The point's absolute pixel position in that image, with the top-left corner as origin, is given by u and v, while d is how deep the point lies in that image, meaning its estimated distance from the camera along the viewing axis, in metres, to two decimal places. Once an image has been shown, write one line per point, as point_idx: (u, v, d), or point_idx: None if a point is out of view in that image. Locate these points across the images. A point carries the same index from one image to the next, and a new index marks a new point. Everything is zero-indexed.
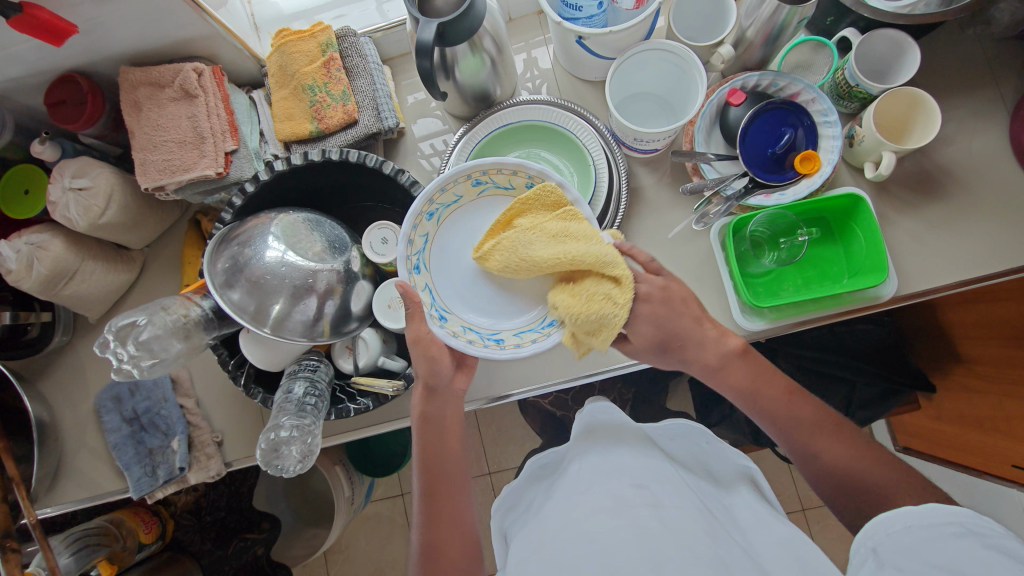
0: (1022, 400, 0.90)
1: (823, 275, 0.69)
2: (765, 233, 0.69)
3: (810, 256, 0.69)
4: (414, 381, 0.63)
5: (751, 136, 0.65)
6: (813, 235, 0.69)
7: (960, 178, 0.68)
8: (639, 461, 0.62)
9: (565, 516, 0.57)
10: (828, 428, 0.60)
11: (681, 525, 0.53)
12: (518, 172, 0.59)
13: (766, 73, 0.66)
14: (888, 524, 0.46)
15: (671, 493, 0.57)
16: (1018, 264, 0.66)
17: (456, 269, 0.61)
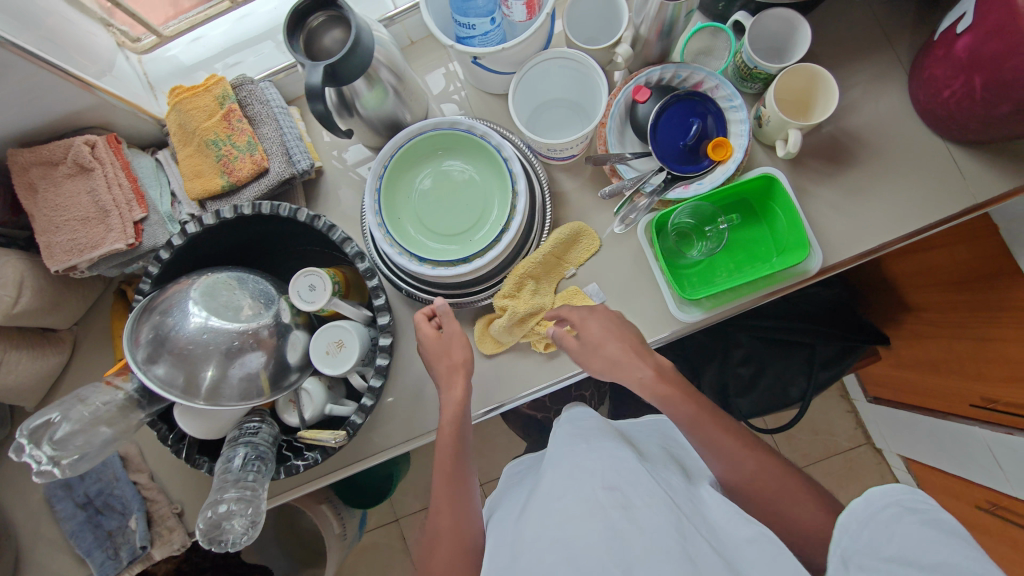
0: (971, 341, 0.93)
1: (750, 259, 0.69)
2: (689, 224, 0.71)
3: (734, 242, 0.70)
4: (386, 330, 0.63)
5: (661, 130, 0.66)
6: (734, 221, 0.70)
7: (871, 140, 0.69)
8: (609, 458, 0.59)
9: (540, 519, 0.54)
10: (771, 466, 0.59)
11: (653, 524, 0.51)
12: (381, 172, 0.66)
13: (667, 66, 0.66)
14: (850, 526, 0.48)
15: (642, 491, 0.54)
16: (934, 219, 0.68)
17: (446, 248, 0.67)
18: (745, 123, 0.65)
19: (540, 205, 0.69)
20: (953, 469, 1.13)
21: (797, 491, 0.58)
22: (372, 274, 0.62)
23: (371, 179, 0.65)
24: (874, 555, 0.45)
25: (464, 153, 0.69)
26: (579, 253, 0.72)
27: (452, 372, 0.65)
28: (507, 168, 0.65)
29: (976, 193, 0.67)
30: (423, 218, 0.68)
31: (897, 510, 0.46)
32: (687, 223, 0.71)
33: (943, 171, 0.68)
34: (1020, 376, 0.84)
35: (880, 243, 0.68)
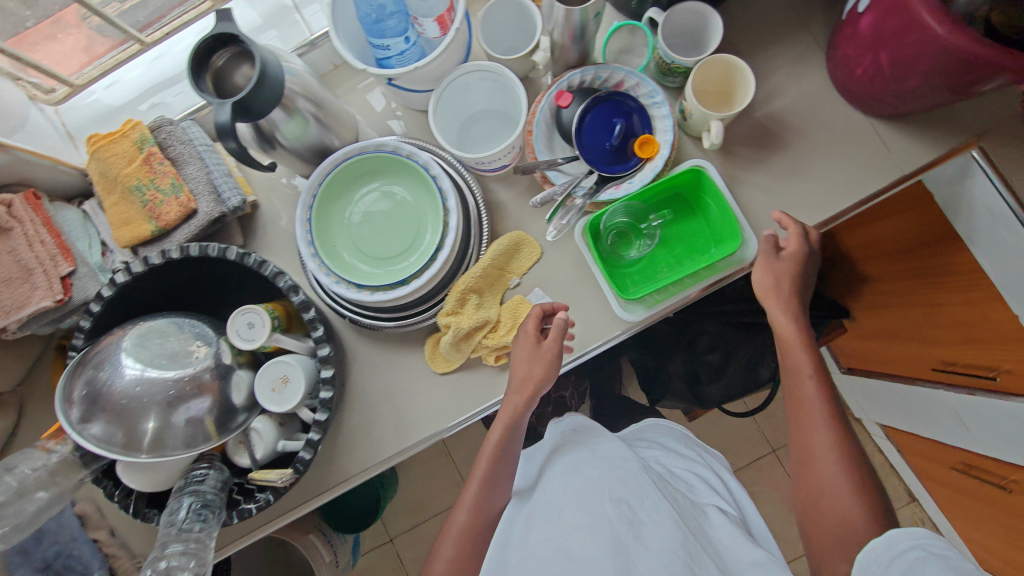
0: (924, 308, 0.94)
1: (688, 253, 0.69)
2: (626, 223, 0.71)
3: (671, 238, 0.70)
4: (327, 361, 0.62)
5: (586, 133, 0.66)
6: (666, 218, 0.70)
7: (797, 122, 0.70)
8: (616, 472, 0.63)
9: (546, 526, 0.59)
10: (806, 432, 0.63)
11: (656, 539, 0.56)
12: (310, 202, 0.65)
13: (587, 69, 0.66)
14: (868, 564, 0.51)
15: (649, 506, 0.58)
16: (864, 194, 0.68)
17: (385, 271, 0.67)
18: (667, 118, 0.65)
19: (474, 218, 0.69)
20: (927, 432, 1.14)
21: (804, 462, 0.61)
22: (307, 306, 0.62)
23: (300, 210, 0.64)
24: None
25: (394, 174, 0.68)
26: (521, 261, 0.71)
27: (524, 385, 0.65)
28: (435, 185, 0.65)
29: (903, 164, 0.68)
30: (358, 244, 0.67)
31: (921, 551, 0.49)
32: (624, 223, 0.70)
33: (869, 146, 0.69)
34: (976, 338, 0.86)
35: (813, 223, 0.69)
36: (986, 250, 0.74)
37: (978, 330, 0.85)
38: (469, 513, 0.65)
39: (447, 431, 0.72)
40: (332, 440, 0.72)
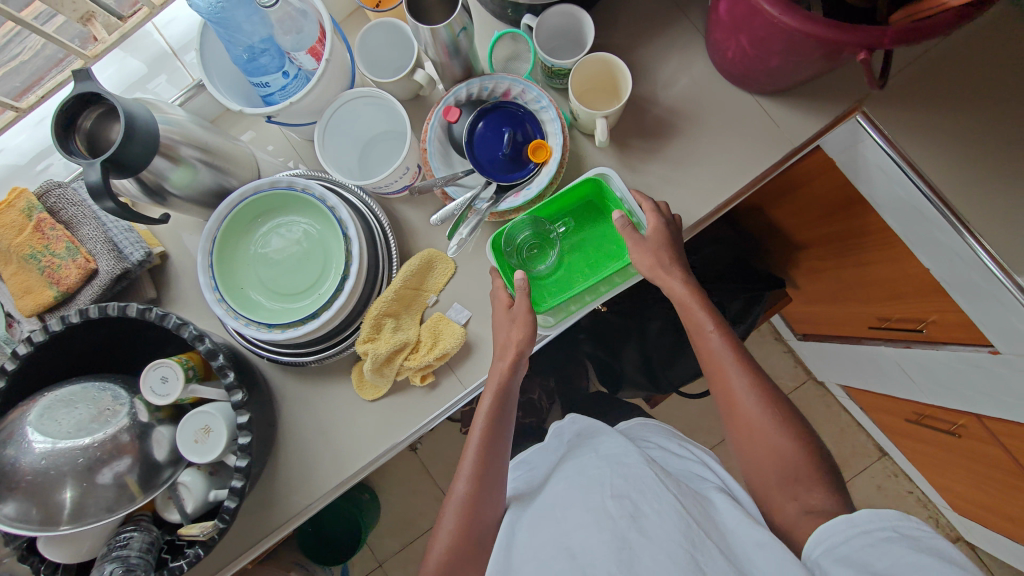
0: (852, 269, 0.96)
1: (600, 258, 0.71)
2: (534, 237, 0.71)
3: (579, 246, 0.72)
4: (241, 405, 0.62)
5: (479, 146, 0.66)
6: (570, 227, 0.72)
7: (686, 107, 0.71)
8: (616, 467, 0.61)
9: (549, 523, 0.59)
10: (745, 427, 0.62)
11: (659, 531, 0.53)
12: (210, 248, 0.64)
13: (471, 82, 0.66)
14: (836, 537, 0.51)
15: (651, 497, 0.56)
16: (760, 170, 0.70)
17: (296, 307, 0.66)
18: (556, 121, 0.66)
19: (381, 243, 0.69)
20: (880, 388, 1.17)
21: (771, 443, 0.60)
22: (215, 353, 0.62)
23: (200, 258, 0.63)
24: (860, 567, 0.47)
25: (295, 210, 0.68)
26: (437, 278, 0.71)
27: (507, 349, 0.66)
28: (333, 215, 0.65)
29: (791, 136, 0.69)
30: (266, 284, 0.67)
31: (891, 534, 0.49)
32: (531, 237, 0.71)
33: (759, 123, 0.70)
34: (899, 292, 0.88)
35: (715, 204, 0.70)
36: (889, 209, 0.76)
37: (900, 286, 0.87)
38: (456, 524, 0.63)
39: (385, 456, 0.72)
40: (271, 482, 0.72)
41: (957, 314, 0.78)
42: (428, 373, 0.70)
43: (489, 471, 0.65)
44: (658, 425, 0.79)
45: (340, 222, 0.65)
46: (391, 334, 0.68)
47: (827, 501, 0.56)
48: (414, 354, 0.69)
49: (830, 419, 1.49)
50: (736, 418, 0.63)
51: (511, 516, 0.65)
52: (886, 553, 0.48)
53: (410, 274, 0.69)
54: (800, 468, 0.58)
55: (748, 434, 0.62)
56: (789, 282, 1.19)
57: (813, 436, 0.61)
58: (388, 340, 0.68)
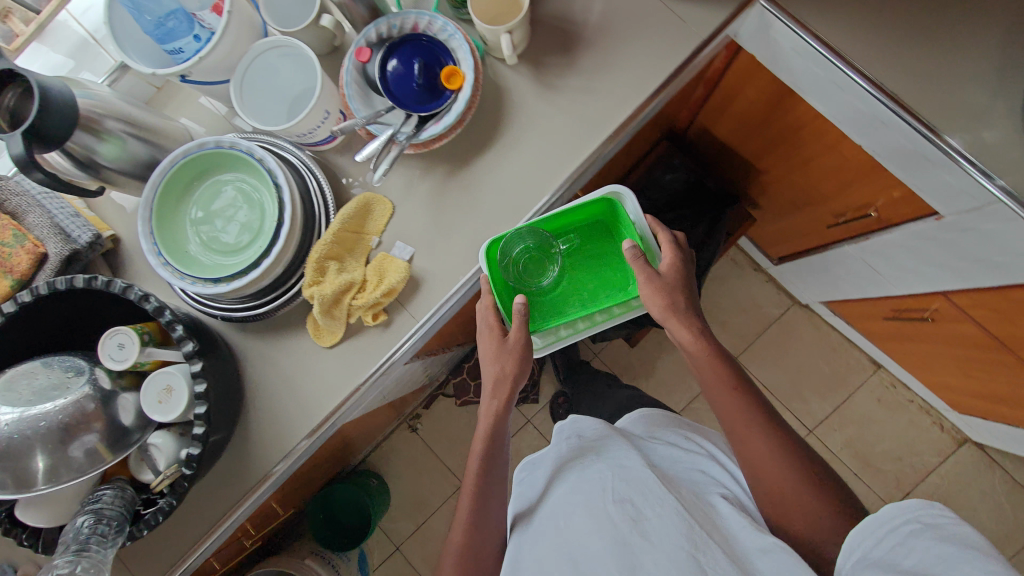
0: (801, 171, 0.96)
1: (600, 287, 0.78)
2: (541, 250, 0.77)
3: (576, 262, 0.79)
4: (194, 356, 0.64)
5: (394, 82, 0.68)
6: (574, 246, 0.79)
7: (594, 17, 0.72)
8: (621, 471, 0.66)
9: (554, 534, 0.64)
10: (752, 437, 0.66)
11: (661, 534, 0.59)
12: (149, 217, 0.66)
13: (377, 21, 0.68)
14: (867, 537, 0.53)
15: (653, 500, 0.62)
16: (674, 68, 0.70)
17: (239, 260, 0.68)
18: (463, 46, 0.67)
19: (315, 189, 0.71)
20: (858, 295, 1.17)
21: (770, 455, 0.64)
22: (162, 310, 0.64)
23: (141, 226, 0.66)
24: (888, 566, 0.49)
25: (229, 170, 0.70)
26: (377, 219, 0.73)
27: (500, 383, 0.70)
28: (262, 166, 0.67)
29: (698, 28, 0.70)
30: (209, 243, 0.69)
31: (918, 526, 0.50)
32: (537, 250, 0.77)
33: (667, 23, 0.71)
34: (845, 183, 0.88)
35: (635, 107, 0.71)
36: (815, 94, 0.77)
37: (844, 174, 0.87)
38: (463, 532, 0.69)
39: (351, 399, 0.73)
40: (244, 440, 0.73)
41: (899, 187, 0.78)
42: (379, 312, 0.71)
43: (487, 482, 0.71)
44: (662, 414, 0.84)
45: (269, 171, 0.67)
46: (336, 277, 0.69)
47: (821, 512, 0.60)
48: (361, 293, 0.70)
49: (820, 339, 1.48)
50: (742, 434, 0.67)
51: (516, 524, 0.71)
52: (912, 549, 0.49)
53: (348, 217, 0.71)
54: (812, 504, 0.61)
55: (753, 450, 0.65)
56: (752, 203, 1.19)
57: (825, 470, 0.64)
58: (333, 283, 0.69)
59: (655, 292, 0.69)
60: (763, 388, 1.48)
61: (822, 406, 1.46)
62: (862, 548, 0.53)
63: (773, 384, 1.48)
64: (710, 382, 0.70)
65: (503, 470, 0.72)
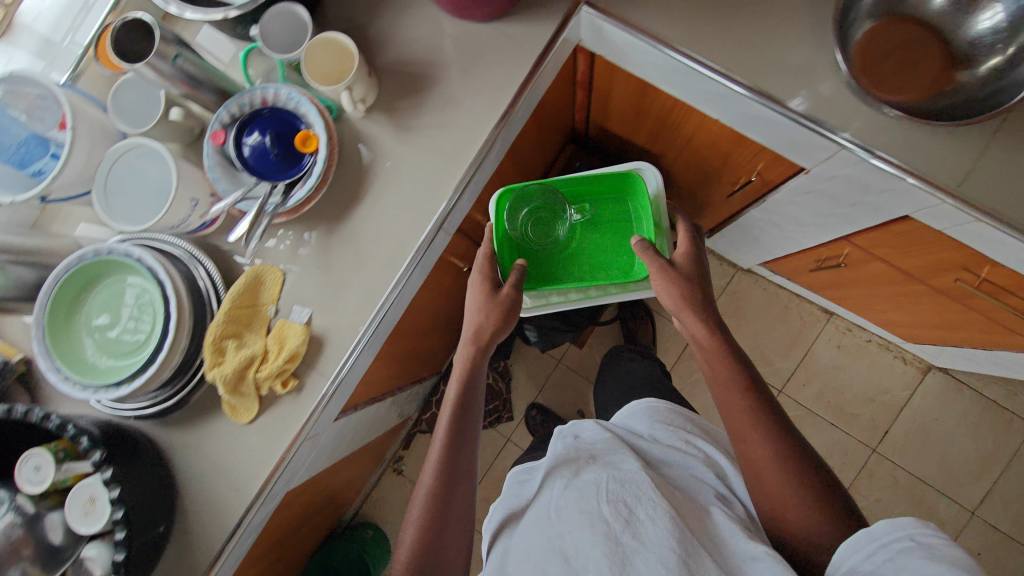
0: (688, 151, 0.99)
1: (601, 263, 0.90)
2: (550, 214, 0.90)
3: (584, 232, 0.91)
4: (102, 467, 0.65)
5: (254, 157, 0.70)
6: (584, 218, 0.91)
7: (433, 57, 0.74)
8: (615, 474, 0.67)
9: (545, 524, 0.66)
10: (755, 430, 0.67)
11: (651, 534, 0.60)
12: (41, 336, 0.67)
13: (226, 103, 0.70)
14: (856, 552, 0.53)
15: (646, 502, 0.63)
16: (518, 89, 0.74)
17: (138, 359, 0.69)
18: (311, 111, 0.70)
19: (200, 275, 0.72)
20: (783, 253, 1.19)
21: (768, 451, 0.66)
22: (63, 425, 0.65)
23: (36, 347, 0.67)
24: None
25: (115, 274, 0.72)
26: (269, 289, 0.74)
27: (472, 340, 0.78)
28: (140, 265, 0.68)
29: (533, 45, 0.73)
30: (107, 348, 0.70)
31: (909, 544, 0.51)
32: (547, 214, 0.90)
33: (503, 48, 0.74)
34: (724, 155, 0.91)
35: (491, 132, 0.74)
36: (664, 82, 0.80)
37: (720, 148, 0.90)
38: (414, 534, 0.68)
39: (279, 469, 0.73)
40: (184, 531, 0.74)
41: (767, 152, 0.81)
42: (287, 380, 0.73)
43: (452, 486, 0.70)
44: (667, 410, 0.84)
45: (149, 267, 0.68)
46: (237, 353, 0.71)
47: (813, 522, 0.61)
48: (265, 365, 0.71)
49: (769, 300, 1.50)
50: (742, 426, 0.69)
51: (501, 528, 0.72)
52: (903, 568, 0.49)
53: (240, 293, 0.72)
54: (806, 503, 0.62)
55: (751, 443, 0.67)
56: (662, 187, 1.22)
57: (823, 475, 0.64)
58: (235, 360, 0.70)
59: (721, 373, 0.73)
60: None
61: (786, 365, 1.48)
62: (851, 562, 0.53)
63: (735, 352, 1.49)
64: (718, 379, 0.73)
65: (467, 448, 0.74)
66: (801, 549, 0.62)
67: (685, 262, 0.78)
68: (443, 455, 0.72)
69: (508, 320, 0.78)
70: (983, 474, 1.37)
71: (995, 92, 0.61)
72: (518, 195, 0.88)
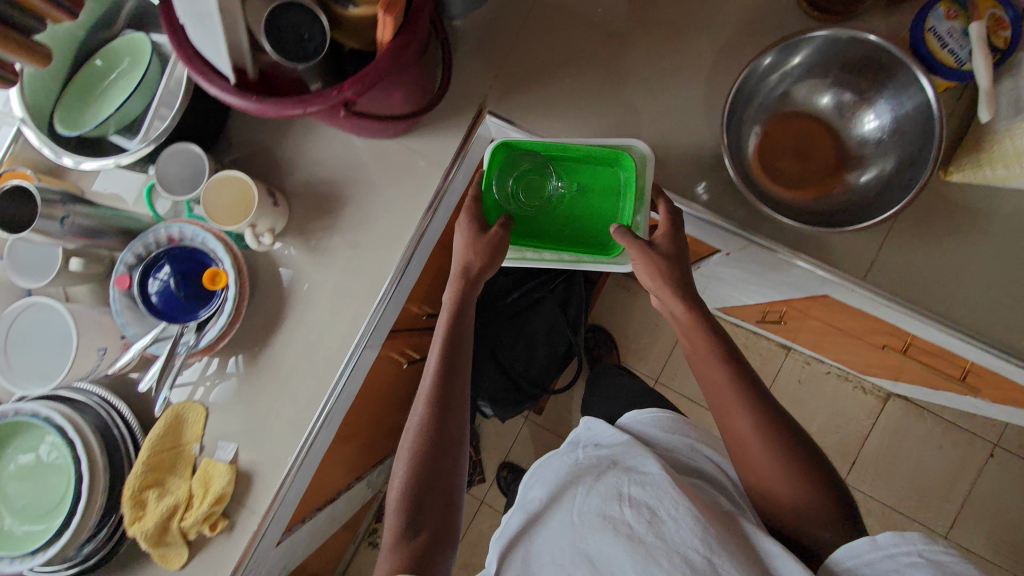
0: None
1: (576, 232, 0.70)
2: (530, 166, 0.69)
3: (572, 197, 0.70)
4: None
5: (161, 297, 0.68)
6: (568, 188, 0.70)
7: (341, 176, 0.74)
8: (638, 474, 0.63)
9: (563, 528, 0.62)
10: (739, 399, 0.59)
11: (676, 536, 0.55)
12: None
13: (132, 244, 0.69)
14: (856, 555, 0.49)
15: (670, 501, 0.58)
16: (429, 201, 0.73)
17: (54, 521, 0.66)
18: (217, 247, 0.69)
19: (114, 423, 0.69)
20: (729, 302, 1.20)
21: (768, 441, 0.58)
22: None
23: None
24: None
25: (31, 430, 0.69)
26: (192, 427, 0.72)
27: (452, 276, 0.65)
28: (48, 424, 0.65)
29: (439, 160, 0.73)
30: (25, 512, 0.67)
31: (918, 559, 0.47)
32: (532, 166, 0.69)
33: (410, 161, 0.73)
34: None
35: (406, 247, 0.73)
36: None
37: None
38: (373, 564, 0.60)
39: None
40: None
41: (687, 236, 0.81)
42: (216, 522, 0.70)
43: (438, 460, 0.62)
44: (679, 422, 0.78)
45: (57, 426, 0.65)
46: (158, 503, 0.68)
47: (801, 503, 0.56)
48: (189, 512, 0.69)
49: None
50: (727, 417, 0.61)
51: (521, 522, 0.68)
52: None
53: (159, 437, 0.70)
54: (802, 494, 0.57)
55: (734, 421, 0.60)
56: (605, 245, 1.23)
57: (812, 451, 0.58)
58: (155, 512, 0.67)
59: (699, 339, 0.61)
60: (691, 400, 1.44)
61: None
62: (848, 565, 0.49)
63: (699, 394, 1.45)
64: (701, 350, 0.61)
65: (456, 443, 0.63)
66: (795, 526, 0.57)
67: (664, 240, 0.62)
68: (408, 455, 0.61)
69: (497, 250, 0.64)
70: (951, 494, 1.38)
71: (885, 196, 0.60)
72: (503, 160, 0.69)
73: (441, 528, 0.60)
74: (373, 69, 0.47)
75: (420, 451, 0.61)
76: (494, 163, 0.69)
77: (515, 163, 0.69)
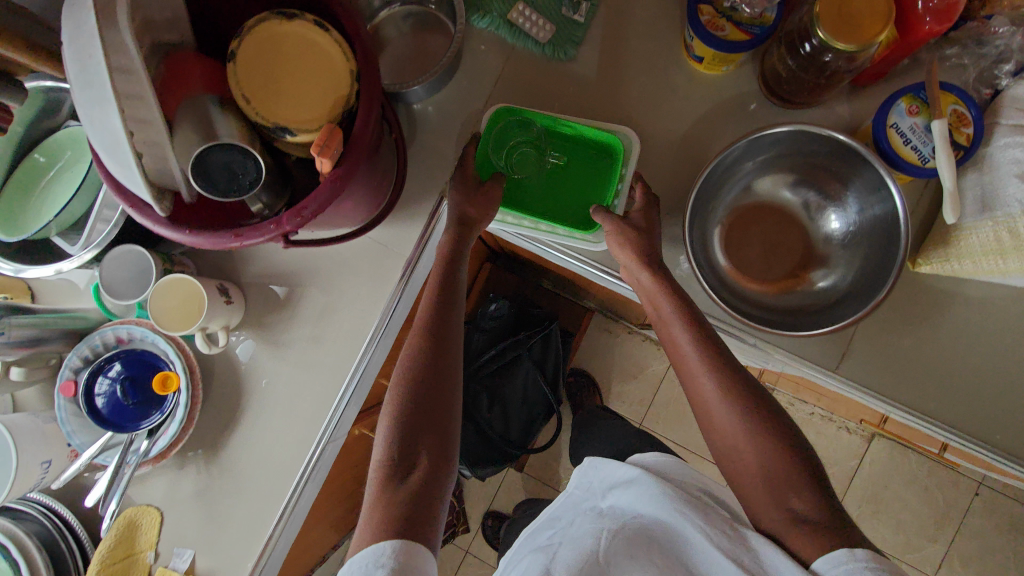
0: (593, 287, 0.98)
1: (560, 210, 0.66)
2: (526, 141, 0.66)
3: (562, 174, 0.66)
4: None
5: (107, 404, 0.65)
6: (560, 162, 0.66)
7: (300, 267, 0.71)
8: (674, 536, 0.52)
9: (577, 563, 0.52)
10: (713, 360, 0.54)
11: None
12: None
13: (76, 349, 0.66)
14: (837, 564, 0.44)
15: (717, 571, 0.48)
16: (392, 290, 0.71)
17: None
18: (168, 349, 0.67)
19: (60, 536, 0.67)
20: None
21: (734, 402, 0.53)
22: None
23: None
24: None
25: None
26: (147, 534, 0.69)
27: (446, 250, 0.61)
28: None
29: (400, 250, 0.71)
30: None
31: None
32: (526, 142, 0.66)
33: (371, 251, 0.71)
34: None
35: (368, 340, 0.70)
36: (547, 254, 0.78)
37: None
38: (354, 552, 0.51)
39: None
40: None
41: None
42: None
43: (416, 431, 0.54)
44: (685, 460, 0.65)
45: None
46: None
47: (770, 466, 0.50)
48: None
49: None
50: (689, 379, 0.56)
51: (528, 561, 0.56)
52: None
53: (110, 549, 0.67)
54: (767, 461, 0.51)
55: (697, 390, 0.55)
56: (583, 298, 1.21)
57: (777, 419, 0.52)
58: None
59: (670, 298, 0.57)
60: (677, 444, 1.43)
61: None
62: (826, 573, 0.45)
63: (685, 438, 1.42)
64: (666, 306, 0.57)
65: (446, 417, 0.56)
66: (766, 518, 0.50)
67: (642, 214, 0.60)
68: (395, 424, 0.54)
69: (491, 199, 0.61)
70: (939, 533, 1.37)
71: (850, 294, 0.59)
72: (504, 130, 0.66)
73: (439, 465, 0.53)
74: (313, 200, 0.45)
75: (407, 409, 0.55)
76: (491, 132, 0.65)
77: (520, 133, 0.66)
